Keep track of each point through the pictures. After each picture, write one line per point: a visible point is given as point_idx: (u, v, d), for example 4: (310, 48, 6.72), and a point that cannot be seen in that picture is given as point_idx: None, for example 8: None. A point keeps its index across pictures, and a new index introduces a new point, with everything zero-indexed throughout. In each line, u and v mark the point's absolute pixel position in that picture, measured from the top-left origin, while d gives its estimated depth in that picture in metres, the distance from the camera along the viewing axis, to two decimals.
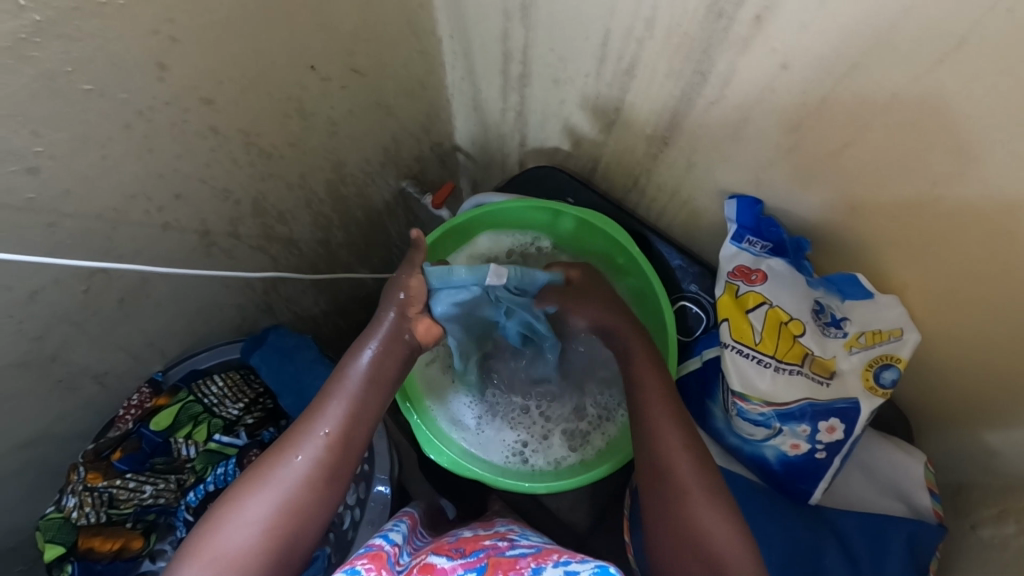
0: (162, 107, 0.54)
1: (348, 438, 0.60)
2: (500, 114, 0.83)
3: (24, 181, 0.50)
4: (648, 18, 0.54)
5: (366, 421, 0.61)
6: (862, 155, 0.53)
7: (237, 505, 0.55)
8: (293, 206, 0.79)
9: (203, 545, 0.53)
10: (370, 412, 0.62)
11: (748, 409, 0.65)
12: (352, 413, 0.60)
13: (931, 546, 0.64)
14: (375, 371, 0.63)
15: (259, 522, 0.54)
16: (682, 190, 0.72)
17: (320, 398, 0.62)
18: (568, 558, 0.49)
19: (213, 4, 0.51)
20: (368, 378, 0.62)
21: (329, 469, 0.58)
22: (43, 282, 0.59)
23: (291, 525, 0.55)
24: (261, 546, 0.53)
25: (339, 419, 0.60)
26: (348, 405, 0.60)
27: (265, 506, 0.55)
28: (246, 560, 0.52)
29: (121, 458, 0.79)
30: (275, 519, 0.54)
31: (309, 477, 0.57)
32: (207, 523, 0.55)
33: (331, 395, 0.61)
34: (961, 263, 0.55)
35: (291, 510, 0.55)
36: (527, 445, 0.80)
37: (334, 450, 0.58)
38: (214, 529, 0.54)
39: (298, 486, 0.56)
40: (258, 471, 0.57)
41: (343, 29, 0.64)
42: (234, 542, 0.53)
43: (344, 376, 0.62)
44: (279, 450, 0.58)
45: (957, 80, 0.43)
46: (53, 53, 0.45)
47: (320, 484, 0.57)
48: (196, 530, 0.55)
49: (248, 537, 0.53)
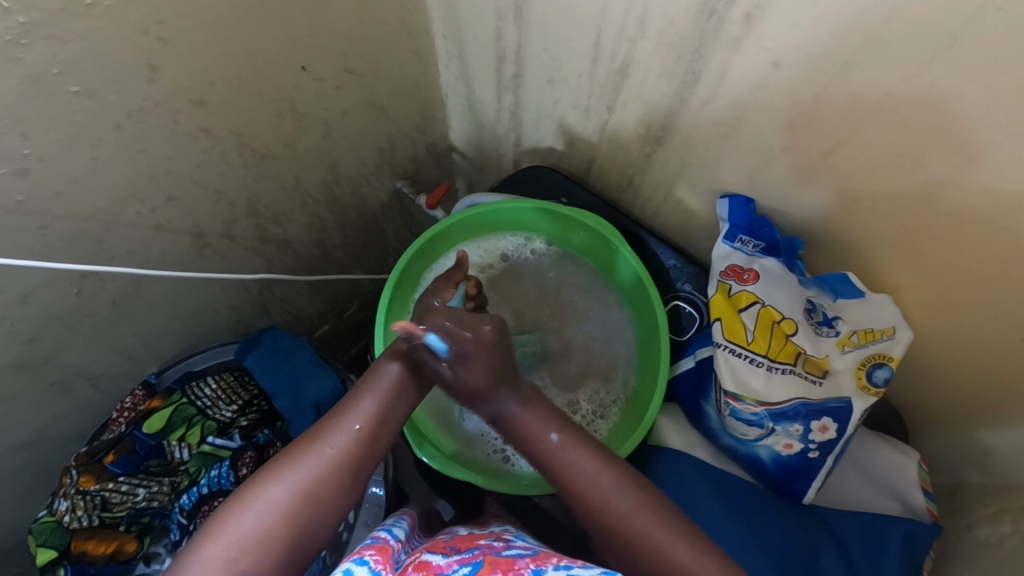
0: (153, 108, 0.54)
1: (378, 435, 0.59)
2: (494, 114, 0.83)
3: (14, 183, 0.50)
4: (640, 17, 0.54)
5: (393, 423, 0.61)
6: (855, 153, 0.52)
7: (263, 487, 0.54)
8: (287, 207, 0.78)
9: (223, 526, 0.51)
10: (398, 414, 0.62)
11: (742, 409, 0.65)
12: (384, 412, 0.60)
13: (926, 544, 0.65)
14: (410, 374, 0.64)
15: (280, 507, 0.53)
16: (677, 189, 0.72)
17: (352, 393, 0.62)
18: (570, 562, 0.49)
19: (203, 5, 0.51)
20: (401, 381, 0.63)
21: (356, 463, 0.57)
22: (35, 284, 0.59)
23: (312, 515, 0.54)
24: (281, 532, 0.52)
25: (372, 415, 0.59)
26: (381, 402, 0.61)
27: (292, 492, 0.53)
28: (265, 545, 0.51)
29: (115, 461, 0.79)
30: (298, 506, 0.53)
31: (337, 469, 0.56)
32: (230, 502, 0.53)
33: (364, 391, 0.62)
34: (954, 262, 0.55)
35: (315, 499, 0.54)
36: (511, 444, 0.81)
37: (363, 444, 0.58)
38: (232, 511, 0.52)
39: (324, 475, 0.55)
40: (286, 454, 0.56)
41: (336, 29, 0.64)
42: (256, 526, 0.51)
43: (378, 375, 0.62)
44: (309, 437, 0.57)
45: (950, 78, 0.43)
46: (40, 54, 0.44)
47: (346, 477, 0.56)
48: (214, 511, 0.53)
49: (271, 522, 0.52)
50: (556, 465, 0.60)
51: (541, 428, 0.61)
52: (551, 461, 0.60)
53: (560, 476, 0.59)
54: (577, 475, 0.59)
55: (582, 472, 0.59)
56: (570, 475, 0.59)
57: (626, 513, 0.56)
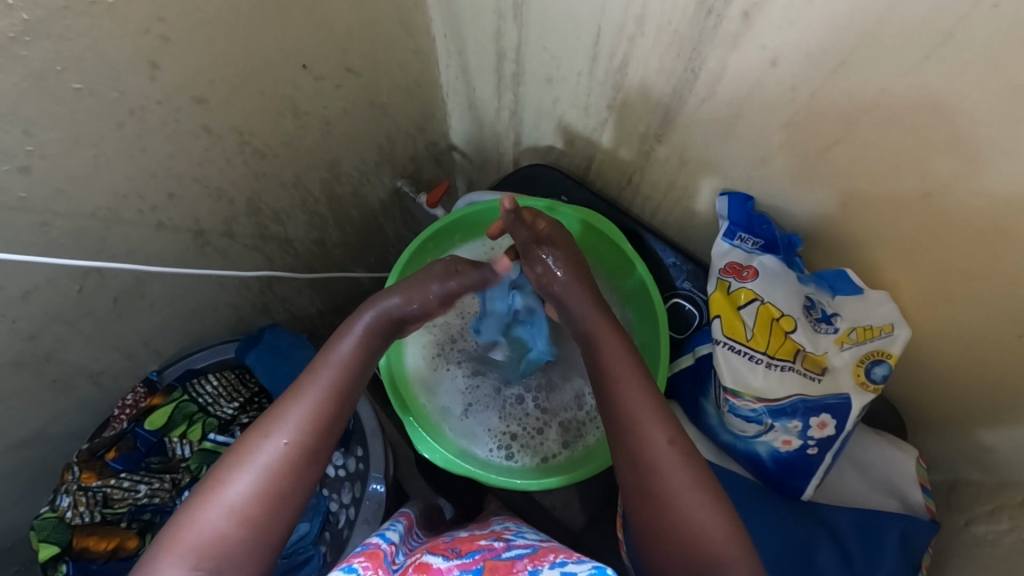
0: (154, 106, 0.55)
1: (331, 419, 0.59)
2: (494, 113, 0.83)
3: (17, 180, 0.50)
4: (639, 15, 0.54)
5: (346, 406, 0.61)
6: (850, 151, 0.53)
7: (218, 488, 0.53)
8: (287, 205, 0.79)
9: (180, 533, 0.50)
10: (352, 396, 0.62)
11: (740, 406, 0.65)
12: (337, 396, 0.60)
13: (921, 543, 0.65)
14: (358, 353, 0.64)
15: (237, 506, 0.52)
16: (675, 187, 0.72)
17: (297, 384, 0.61)
18: (564, 559, 0.49)
19: (204, 3, 0.51)
20: (349, 363, 0.62)
21: (311, 452, 0.56)
22: (37, 281, 0.59)
23: (273, 511, 0.53)
24: (243, 532, 0.52)
25: (322, 399, 0.59)
26: (332, 385, 0.60)
27: (249, 491, 0.53)
28: (228, 546, 0.51)
29: (116, 457, 0.80)
30: (257, 504, 0.53)
31: (294, 461, 0.55)
32: (185, 510, 0.52)
33: (312, 376, 0.61)
34: (949, 258, 0.55)
35: (275, 494, 0.54)
36: (516, 440, 0.81)
37: (317, 432, 0.57)
38: (190, 515, 0.52)
39: (281, 469, 0.55)
40: (235, 453, 0.56)
41: (336, 29, 0.64)
42: (215, 528, 0.51)
43: (330, 354, 0.63)
44: (259, 432, 0.57)
45: (945, 76, 0.43)
46: (43, 52, 0.45)
47: (304, 466, 0.56)
48: (173, 519, 0.53)
49: (233, 523, 0.51)
50: (614, 390, 0.62)
51: (624, 367, 0.62)
52: (617, 410, 0.61)
53: (621, 421, 0.60)
54: (647, 428, 0.59)
55: (647, 418, 0.59)
56: (634, 424, 0.59)
57: (679, 471, 0.56)
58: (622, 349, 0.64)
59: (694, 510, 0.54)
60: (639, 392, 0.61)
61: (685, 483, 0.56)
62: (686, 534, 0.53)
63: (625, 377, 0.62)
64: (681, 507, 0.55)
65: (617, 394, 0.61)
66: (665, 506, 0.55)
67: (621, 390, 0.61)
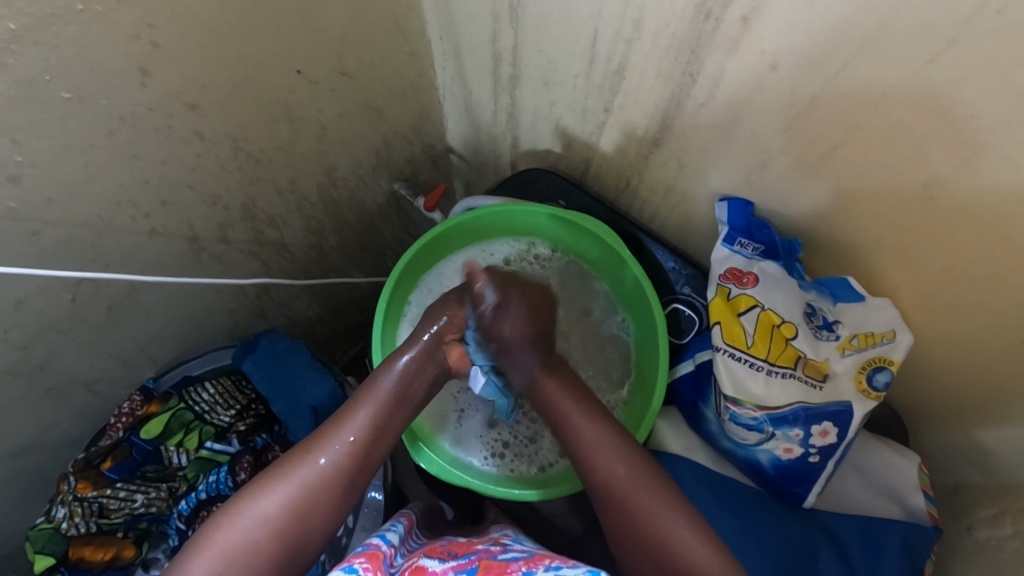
0: (145, 113, 0.54)
1: (371, 447, 0.61)
2: (491, 115, 0.82)
3: (5, 190, 0.50)
4: (637, 19, 0.54)
5: (385, 438, 0.62)
6: (853, 155, 0.52)
7: (255, 498, 0.56)
8: (283, 210, 0.78)
9: (214, 537, 0.53)
10: (392, 427, 0.63)
11: (741, 414, 0.64)
12: (377, 425, 0.61)
13: (925, 549, 0.64)
14: (404, 388, 0.64)
15: (270, 518, 0.55)
16: (675, 191, 0.71)
17: (342, 408, 0.62)
18: (560, 563, 0.49)
19: (195, 8, 0.50)
20: (393, 397, 0.63)
21: (346, 477, 0.58)
22: (29, 291, 0.58)
23: (302, 527, 0.56)
24: (270, 544, 0.54)
25: (365, 427, 0.61)
26: (374, 415, 0.62)
27: (282, 505, 0.55)
28: (253, 555, 0.53)
29: (111, 467, 0.78)
30: (289, 518, 0.55)
31: (329, 481, 0.57)
32: (219, 516, 0.55)
33: (356, 403, 0.62)
34: (952, 263, 0.54)
35: (305, 511, 0.56)
36: (509, 449, 0.80)
37: (355, 457, 0.59)
38: (226, 521, 0.54)
39: (315, 490, 0.57)
40: (276, 467, 0.58)
41: (330, 32, 0.64)
42: (246, 536, 0.53)
43: (376, 383, 0.64)
44: (301, 450, 0.59)
45: (949, 80, 0.42)
46: (30, 60, 0.44)
47: (337, 490, 0.58)
48: (209, 520, 0.56)
49: (261, 534, 0.54)
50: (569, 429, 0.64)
51: (574, 402, 0.65)
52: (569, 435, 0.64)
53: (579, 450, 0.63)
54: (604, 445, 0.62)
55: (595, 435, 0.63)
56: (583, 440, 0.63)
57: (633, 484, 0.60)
58: (563, 389, 0.66)
59: (651, 507, 0.59)
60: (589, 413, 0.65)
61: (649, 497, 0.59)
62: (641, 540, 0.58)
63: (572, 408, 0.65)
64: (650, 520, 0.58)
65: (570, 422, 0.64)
66: (624, 513, 0.59)
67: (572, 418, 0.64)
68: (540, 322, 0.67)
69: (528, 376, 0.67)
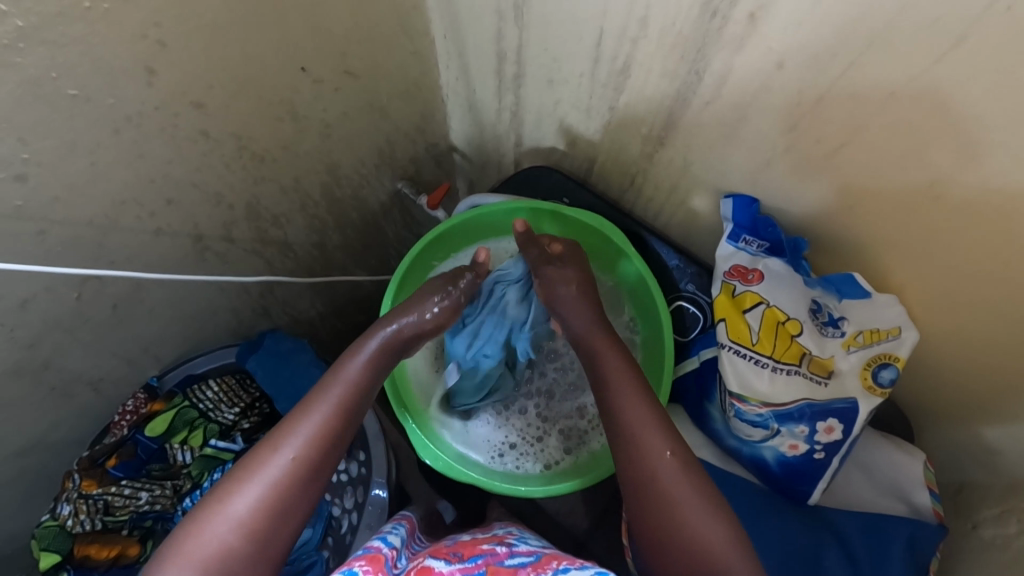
0: (152, 112, 0.54)
1: (339, 435, 0.59)
2: (495, 114, 0.82)
3: (12, 188, 0.50)
4: (642, 18, 0.54)
5: (351, 424, 0.61)
6: (858, 153, 0.52)
7: (224, 500, 0.53)
8: (287, 209, 0.78)
9: (186, 542, 0.51)
10: (359, 413, 0.62)
11: (745, 411, 0.65)
12: (344, 412, 0.60)
13: (931, 547, 0.64)
14: (368, 373, 0.63)
15: (243, 519, 0.52)
16: (679, 189, 0.71)
17: (306, 400, 0.61)
18: (568, 565, 0.49)
19: (201, 8, 0.50)
20: (358, 381, 0.62)
21: (317, 467, 0.57)
22: (35, 290, 0.59)
23: (277, 521, 0.54)
24: (245, 544, 0.52)
25: (331, 415, 0.59)
26: (340, 403, 0.60)
27: (254, 504, 0.53)
28: (228, 558, 0.51)
29: (116, 465, 0.80)
30: (262, 517, 0.53)
31: (299, 474, 0.56)
32: (190, 521, 0.53)
33: (321, 393, 0.61)
34: (957, 262, 0.54)
35: (280, 507, 0.54)
36: (515, 449, 0.80)
37: (322, 446, 0.58)
38: (196, 525, 0.52)
39: (287, 485, 0.55)
40: (244, 465, 0.56)
41: (335, 31, 0.64)
42: (217, 540, 0.51)
43: (340, 371, 0.63)
44: (267, 445, 0.57)
45: (955, 79, 0.42)
46: (38, 59, 0.44)
47: (308, 481, 0.56)
48: (179, 526, 0.53)
49: (234, 536, 0.52)
50: (611, 396, 0.63)
51: (622, 368, 0.64)
52: (615, 418, 0.62)
53: (623, 437, 0.60)
54: (646, 442, 0.59)
55: (644, 421, 0.60)
56: (631, 428, 0.60)
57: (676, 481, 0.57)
58: (621, 362, 0.64)
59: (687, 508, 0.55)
60: (640, 403, 0.61)
61: (687, 492, 0.56)
62: (657, 493, 0.57)
63: (623, 387, 0.63)
64: (683, 520, 0.55)
65: (618, 406, 0.62)
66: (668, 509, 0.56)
67: (620, 400, 0.62)
68: (591, 294, 0.69)
69: (587, 323, 0.67)
